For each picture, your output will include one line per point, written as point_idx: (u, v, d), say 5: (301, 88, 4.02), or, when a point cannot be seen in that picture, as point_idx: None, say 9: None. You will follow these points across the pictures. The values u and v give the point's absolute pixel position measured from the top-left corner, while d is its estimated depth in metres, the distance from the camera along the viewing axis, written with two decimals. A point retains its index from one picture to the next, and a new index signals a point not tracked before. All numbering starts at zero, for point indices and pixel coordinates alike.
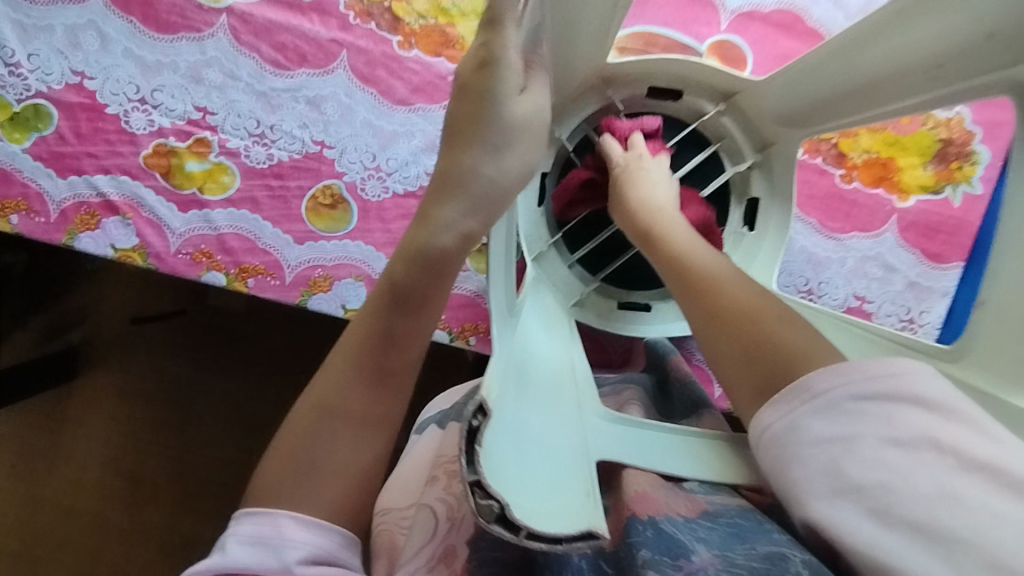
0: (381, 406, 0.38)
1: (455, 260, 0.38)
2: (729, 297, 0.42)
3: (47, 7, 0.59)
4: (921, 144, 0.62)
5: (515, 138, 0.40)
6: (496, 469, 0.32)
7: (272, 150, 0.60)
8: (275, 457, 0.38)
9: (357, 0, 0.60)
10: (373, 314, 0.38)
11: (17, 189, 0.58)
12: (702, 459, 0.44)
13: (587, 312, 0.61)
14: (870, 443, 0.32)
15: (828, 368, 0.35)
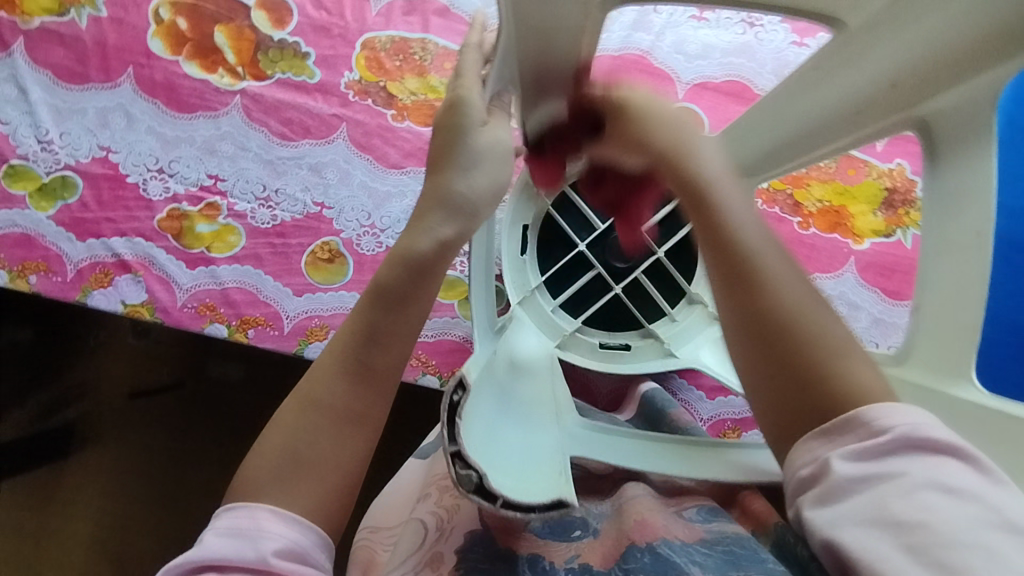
0: (365, 402, 0.38)
1: (437, 263, 0.41)
2: (790, 309, 0.32)
3: (80, 92, 0.66)
4: (869, 193, 0.68)
5: (484, 161, 0.43)
6: (474, 445, 0.41)
7: (277, 211, 0.66)
8: (259, 455, 0.38)
9: (356, 80, 0.67)
10: (360, 312, 0.40)
11: (38, 252, 0.63)
12: (679, 457, 0.46)
13: (573, 352, 0.63)
14: (912, 484, 0.27)
15: (882, 404, 0.29)
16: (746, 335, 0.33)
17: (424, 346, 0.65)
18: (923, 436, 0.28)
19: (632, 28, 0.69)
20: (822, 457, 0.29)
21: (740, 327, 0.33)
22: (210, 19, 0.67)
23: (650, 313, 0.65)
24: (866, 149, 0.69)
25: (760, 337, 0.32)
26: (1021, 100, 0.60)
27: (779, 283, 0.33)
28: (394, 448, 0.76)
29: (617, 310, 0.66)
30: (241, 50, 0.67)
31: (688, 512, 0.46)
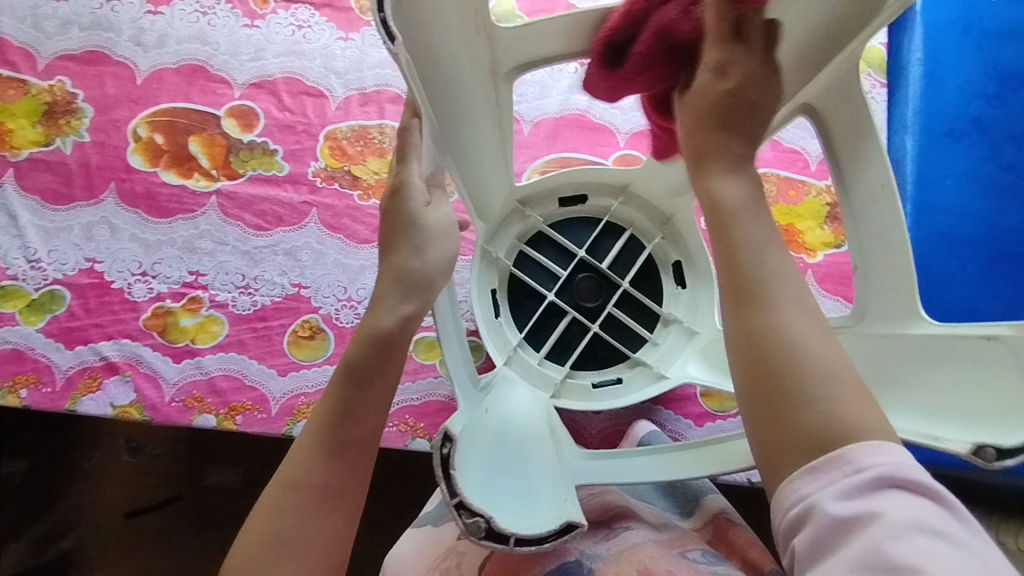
0: (339, 476, 0.42)
1: (402, 337, 0.43)
2: (802, 342, 0.34)
3: (67, 211, 0.70)
4: (813, 210, 0.72)
5: (436, 238, 0.45)
6: (475, 490, 0.38)
7: (256, 297, 0.69)
8: (248, 537, 0.41)
9: (322, 168, 0.73)
10: (330, 395, 0.43)
11: (29, 365, 0.65)
12: (679, 463, 0.44)
13: (569, 398, 0.63)
14: (897, 527, 0.28)
15: (873, 443, 0.31)
16: (748, 357, 0.34)
17: (410, 410, 0.66)
18: (903, 475, 0.30)
19: (569, 90, 0.76)
20: (809, 496, 0.31)
21: (740, 347, 0.35)
22: (184, 131, 0.73)
23: (631, 341, 0.66)
24: (801, 171, 0.74)
25: (761, 356, 0.34)
26: (933, 103, 0.72)
27: (790, 313, 0.34)
28: (394, 522, 0.75)
29: (601, 349, 0.66)
30: (214, 154, 0.72)
31: (691, 552, 0.46)
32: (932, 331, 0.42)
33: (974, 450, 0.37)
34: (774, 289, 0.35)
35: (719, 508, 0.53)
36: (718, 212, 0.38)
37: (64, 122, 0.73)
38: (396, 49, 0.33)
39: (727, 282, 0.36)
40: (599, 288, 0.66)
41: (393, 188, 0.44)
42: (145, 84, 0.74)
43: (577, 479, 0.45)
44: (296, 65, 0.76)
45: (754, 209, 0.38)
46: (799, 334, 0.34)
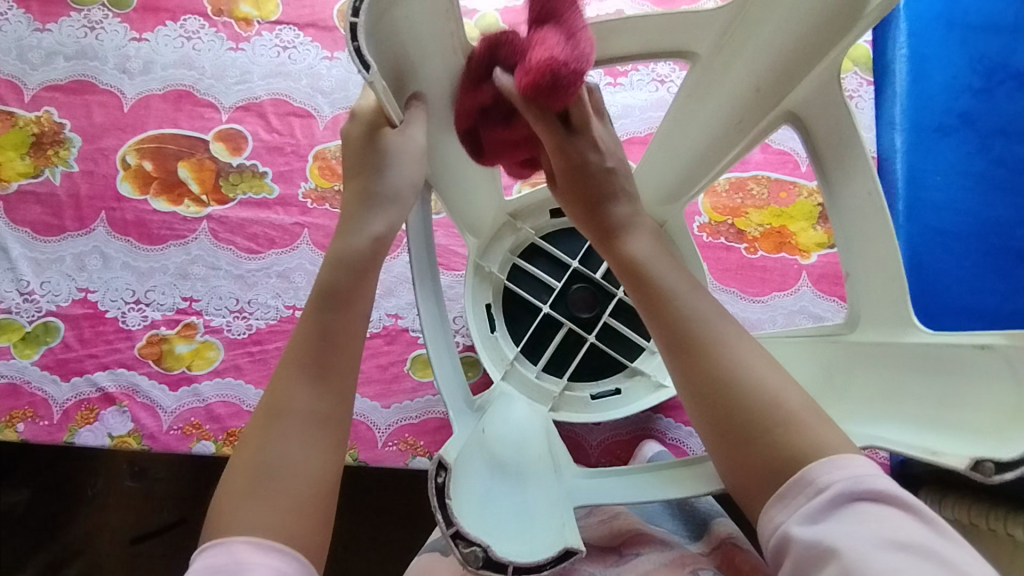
0: (326, 401, 0.38)
1: (375, 258, 0.42)
2: (740, 379, 0.36)
3: (58, 242, 0.70)
4: (805, 211, 0.72)
5: (406, 157, 0.42)
6: (472, 520, 0.37)
7: (251, 320, 0.69)
8: (232, 477, 0.37)
9: (313, 189, 0.73)
10: (306, 322, 0.40)
11: (25, 399, 0.65)
12: (682, 479, 0.43)
13: (567, 411, 0.63)
14: (859, 544, 0.29)
15: (831, 459, 0.33)
16: (698, 401, 0.37)
17: (410, 428, 0.66)
18: (862, 487, 0.31)
19: None
20: (782, 525, 0.33)
21: (689, 394, 0.37)
22: (173, 157, 0.73)
23: (629, 351, 0.66)
24: (792, 172, 0.73)
25: (709, 396, 0.36)
26: (920, 99, 0.73)
27: (727, 349, 0.37)
28: (399, 540, 0.75)
29: (598, 360, 0.66)
30: (203, 179, 0.72)
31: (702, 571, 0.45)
32: (927, 340, 0.43)
33: (972, 465, 0.36)
34: (707, 330, 0.38)
35: (727, 533, 0.52)
36: (635, 270, 0.42)
37: (52, 153, 0.72)
38: (372, 78, 0.33)
39: (663, 338, 0.39)
40: (594, 299, 0.66)
41: (356, 116, 0.43)
42: (132, 111, 0.74)
43: (576, 500, 0.45)
44: (282, 86, 0.76)
45: (666, 260, 0.42)
46: (740, 366, 0.36)
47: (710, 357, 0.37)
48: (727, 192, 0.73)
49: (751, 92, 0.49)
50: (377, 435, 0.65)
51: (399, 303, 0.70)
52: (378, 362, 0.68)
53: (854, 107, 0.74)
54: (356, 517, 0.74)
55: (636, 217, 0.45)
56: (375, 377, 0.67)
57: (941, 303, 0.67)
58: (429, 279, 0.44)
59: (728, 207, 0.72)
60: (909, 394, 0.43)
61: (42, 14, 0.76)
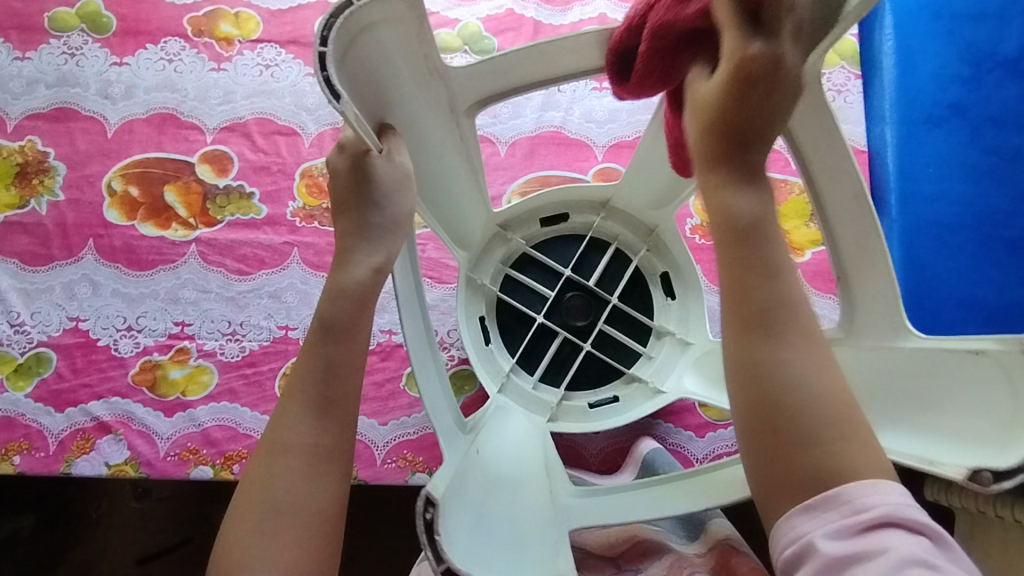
0: (330, 435, 0.38)
1: (374, 290, 0.41)
2: (805, 376, 0.35)
3: (47, 271, 0.70)
4: (797, 208, 0.72)
5: (395, 189, 0.42)
6: (461, 552, 0.36)
7: (244, 342, 0.68)
8: (237, 514, 0.37)
9: (301, 208, 0.72)
10: (309, 355, 0.40)
11: (19, 431, 0.64)
12: (676, 496, 0.44)
13: (566, 421, 0.62)
14: (897, 563, 0.30)
15: (872, 485, 0.33)
16: (756, 391, 0.35)
17: (408, 445, 0.65)
18: (901, 515, 0.32)
19: (543, 108, 0.75)
20: (807, 535, 0.33)
21: (748, 377, 0.35)
22: (159, 181, 0.72)
23: (625, 357, 0.65)
24: (782, 170, 0.73)
25: (769, 392, 0.35)
26: (907, 92, 0.72)
27: (799, 351, 0.35)
28: (404, 554, 0.74)
29: (593, 369, 0.65)
30: (191, 203, 0.72)
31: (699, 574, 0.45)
32: (923, 345, 0.43)
33: (970, 476, 0.38)
34: (788, 325, 0.36)
35: (725, 534, 0.51)
36: (728, 238, 0.38)
37: (37, 182, 0.72)
38: (344, 108, 0.33)
39: (731, 317, 0.36)
40: (588, 306, 0.65)
41: (343, 146, 0.42)
42: (116, 136, 0.74)
43: (570, 524, 0.45)
44: (266, 105, 0.75)
45: (762, 234, 0.37)
46: (811, 371, 0.35)
47: (779, 345, 0.35)
48: None
49: None
50: (375, 453, 0.65)
51: (392, 319, 0.69)
52: (373, 379, 0.67)
53: (843, 101, 0.74)
54: (358, 533, 0.74)
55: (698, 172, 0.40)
56: (371, 394, 0.67)
57: (931, 300, 0.66)
58: (416, 304, 0.44)
59: None
60: (908, 399, 0.44)
61: (22, 43, 0.76)
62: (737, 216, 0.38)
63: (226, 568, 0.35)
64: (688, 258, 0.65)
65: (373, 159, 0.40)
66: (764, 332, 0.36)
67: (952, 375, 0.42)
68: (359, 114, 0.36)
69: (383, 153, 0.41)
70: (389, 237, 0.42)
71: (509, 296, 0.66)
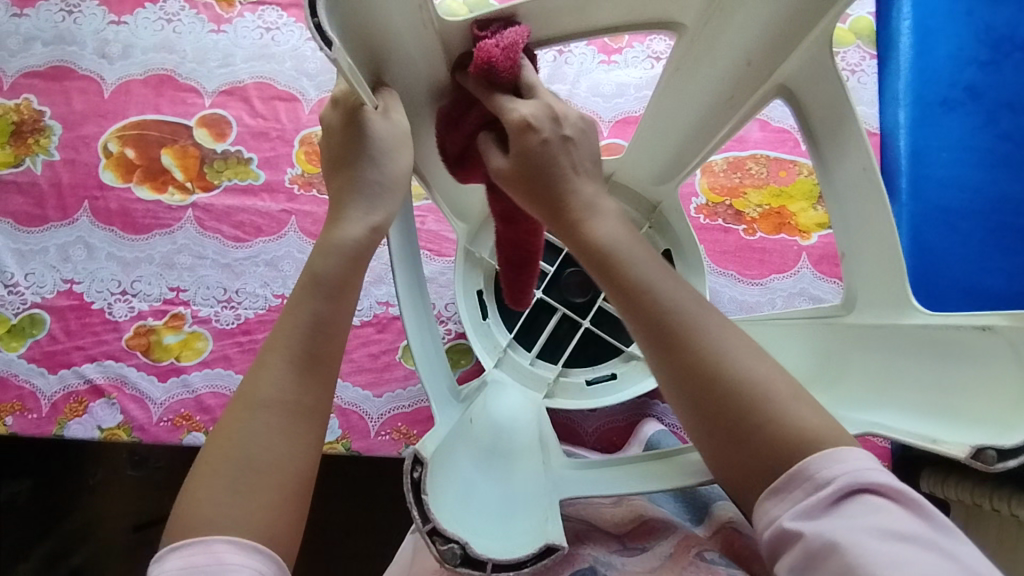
0: (310, 395, 0.38)
1: (368, 250, 0.40)
2: (723, 359, 0.35)
3: (41, 233, 0.69)
4: (805, 190, 0.70)
5: (391, 146, 0.41)
6: (449, 514, 0.37)
7: (239, 310, 0.67)
8: (206, 468, 0.36)
9: (299, 175, 0.71)
10: (296, 308, 0.39)
11: (13, 392, 0.64)
12: (672, 470, 0.43)
13: (562, 398, 0.61)
14: (864, 534, 0.29)
15: (828, 451, 0.32)
16: (684, 393, 0.35)
17: (403, 417, 0.65)
18: (864, 480, 0.31)
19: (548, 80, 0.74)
20: (779, 518, 0.32)
21: (671, 385, 0.36)
22: (156, 144, 0.71)
23: (624, 336, 0.64)
24: (791, 150, 0.71)
25: (695, 389, 0.35)
26: (923, 72, 0.70)
27: (708, 338, 0.35)
28: (397, 524, 0.74)
29: (592, 347, 0.64)
30: (188, 166, 0.70)
31: (708, 553, 0.45)
32: (928, 323, 0.42)
33: (974, 454, 0.36)
34: (683, 315, 0.36)
35: (728, 517, 0.50)
36: (605, 261, 0.38)
37: (32, 142, 0.71)
38: (336, 55, 0.31)
39: (638, 331, 0.37)
40: (588, 283, 0.64)
41: (337, 101, 0.42)
42: (113, 97, 0.72)
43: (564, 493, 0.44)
44: (265, 69, 0.74)
45: (637, 246, 0.39)
46: (723, 350, 0.35)
47: (688, 341, 0.35)
48: (725, 172, 0.71)
49: (744, 66, 0.47)
50: (369, 424, 0.64)
51: (389, 290, 0.68)
52: (369, 351, 0.66)
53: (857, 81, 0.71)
54: (352, 504, 0.74)
55: (600, 201, 0.41)
56: (366, 365, 0.66)
57: (941, 287, 0.65)
58: (416, 271, 0.44)
59: (726, 186, 0.70)
60: (911, 379, 0.43)
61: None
62: (611, 234, 0.39)
63: (192, 521, 0.34)
64: (690, 235, 0.63)
65: (369, 114, 0.40)
66: (672, 333, 0.36)
67: (960, 357, 0.41)
68: (352, 64, 0.34)
69: (379, 110, 0.41)
70: (386, 202, 0.41)
71: None
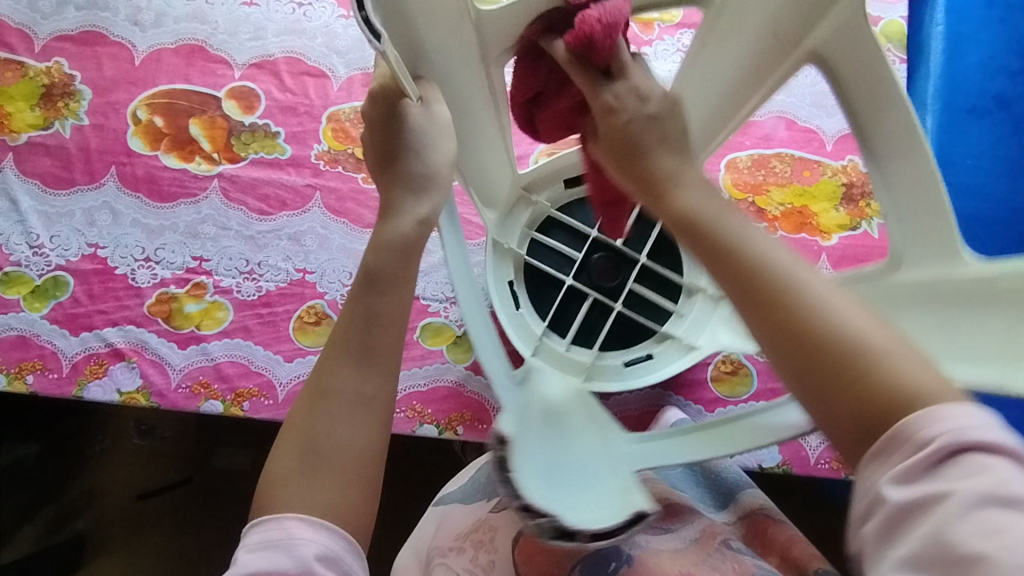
0: (371, 385, 0.39)
1: (416, 242, 0.42)
2: (824, 314, 0.34)
3: (68, 196, 0.69)
4: (828, 191, 0.70)
5: (433, 136, 0.44)
6: (536, 491, 0.40)
7: (261, 282, 0.68)
8: (281, 453, 0.38)
9: (326, 151, 0.71)
10: (353, 303, 0.40)
11: (34, 351, 0.65)
12: (727, 433, 0.45)
13: (602, 381, 0.61)
14: (968, 500, 0.28)
15: (943, 411, 0.30)
16: (786, 356, 0.34)
17: (417, 396, 0.65)
18: (975, 438, 0.30)
19: None
20: (876, 481, 0.31)
21: (772, 345, 0.35)
22: (184, 113, 0.71)
23: (657, 317, 0.64)
24: (817, 150, 0.72)
25: (796, 345, 0.34)
26: (953, 79, 0.70)
27: (806, 291, 0.34)
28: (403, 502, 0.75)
29: (626, 331, 0.64)
30: (215, 137, 0.71)
31: (733, 542, 0.49)
32: (984, 269, 0.42)
33: None
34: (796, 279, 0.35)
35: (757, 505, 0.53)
36: (693, 223, 0.38)
37: (62, 105, 0.71)
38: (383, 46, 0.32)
39: (728, 289, 0.36)
40: (617, 266, 0.65)
41: (377, 97, 0.44)
42: (143, 64, 0.72)
43: (630, 465, 0.46)
44: (296, 44, 0.74)
45: (718, 205, 0.39)
46: (822, 302, 0.34)
47: (786, 296, 0.34)
48: (749, 169, 0.71)
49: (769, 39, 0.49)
50: None
51: None
52: None
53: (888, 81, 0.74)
54: None
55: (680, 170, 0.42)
56: None
57: None
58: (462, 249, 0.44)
59: (750, 183, 0.71)
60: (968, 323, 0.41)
61: None
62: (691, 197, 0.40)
63: (270, 502, 0.36)
64: None
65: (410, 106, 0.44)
66: (766, 286, 0.35)
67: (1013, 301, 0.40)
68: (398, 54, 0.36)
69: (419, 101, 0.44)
70: (430, 189, 0.43)
71: (539, 259, 0.65)
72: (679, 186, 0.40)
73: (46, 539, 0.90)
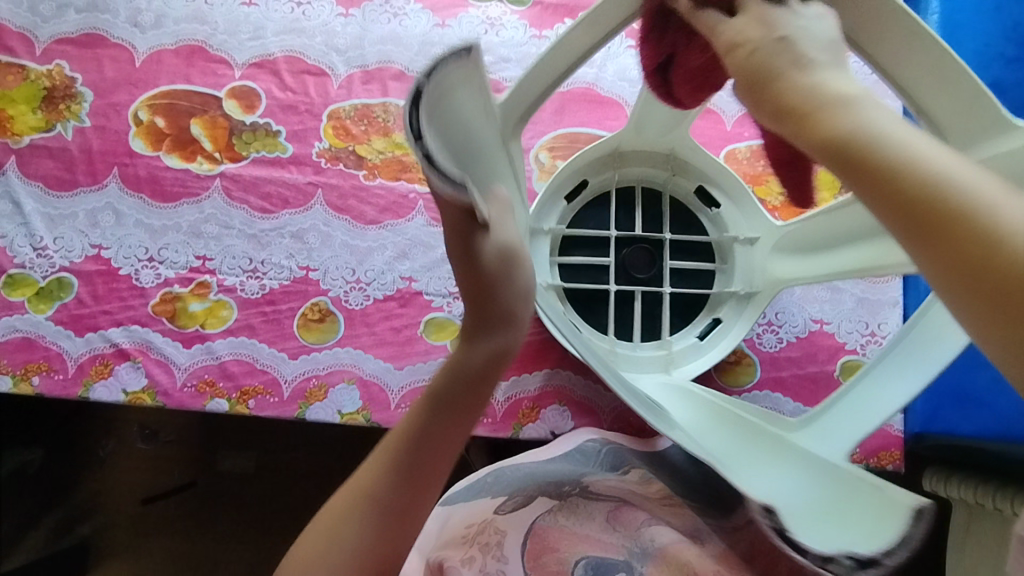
0: (408, 505, 0.40)
1: (489, 371, 0.42)
2: None
3: (71, 197, 0.69)
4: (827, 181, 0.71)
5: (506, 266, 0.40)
6: (809, 533, 0.38)
7: (264, 280, 0.68)
8: (310, 535, 0.41)
9: (327, 149, 0.72)
10: (418, 417, 0.41)
11: (39, 352, 0.65)
12: (891, 376, 0.46)
13: (687, 365, 0.63)
14: None
15: None
16: (973, 305, 0.24)
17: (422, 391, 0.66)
18: None
19: None
20: None
21: (956, 283, 0.24)
22: (185, 114, 0.72)
23: (703, 280, 0.66)
24: None
25: (990, 285, 0.23)
26: None
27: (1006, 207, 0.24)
28: None
29: (684, 300, 0.66)
30: (217, 137, 0.71)
31: None
32: None
33: None
34: (966, 186, 0.24)
35: None
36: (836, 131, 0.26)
37: (64, 107, 0.71)
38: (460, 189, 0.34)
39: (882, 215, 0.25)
40: (651, 254, 0.65)
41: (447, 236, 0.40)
42: (144, 66, 0.73)
43: (842, 445, 0.45)
44: (296, 43, 0.74)
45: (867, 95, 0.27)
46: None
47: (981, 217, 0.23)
48: (749, 160, 0.72)
49: None
50: (389, 396, 0.65)
51: (413, 266, 0.69)
52: (392, 324, 0.68)
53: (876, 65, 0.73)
54: None
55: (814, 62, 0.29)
56: (388, 339, 0.67)
57: None
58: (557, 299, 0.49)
59: (749, 174, 0.71)
60: None
61: None
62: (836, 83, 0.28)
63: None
64: (716, 167, 0.63)
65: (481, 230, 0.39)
66: (946, 204, 0.24)
67: None
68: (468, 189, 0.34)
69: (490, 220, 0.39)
70: (503, 323, 0.42)
71: (583, 283, 0.65)
72: (786, 68, 0.29)
73: (51, 545, 0.89)
